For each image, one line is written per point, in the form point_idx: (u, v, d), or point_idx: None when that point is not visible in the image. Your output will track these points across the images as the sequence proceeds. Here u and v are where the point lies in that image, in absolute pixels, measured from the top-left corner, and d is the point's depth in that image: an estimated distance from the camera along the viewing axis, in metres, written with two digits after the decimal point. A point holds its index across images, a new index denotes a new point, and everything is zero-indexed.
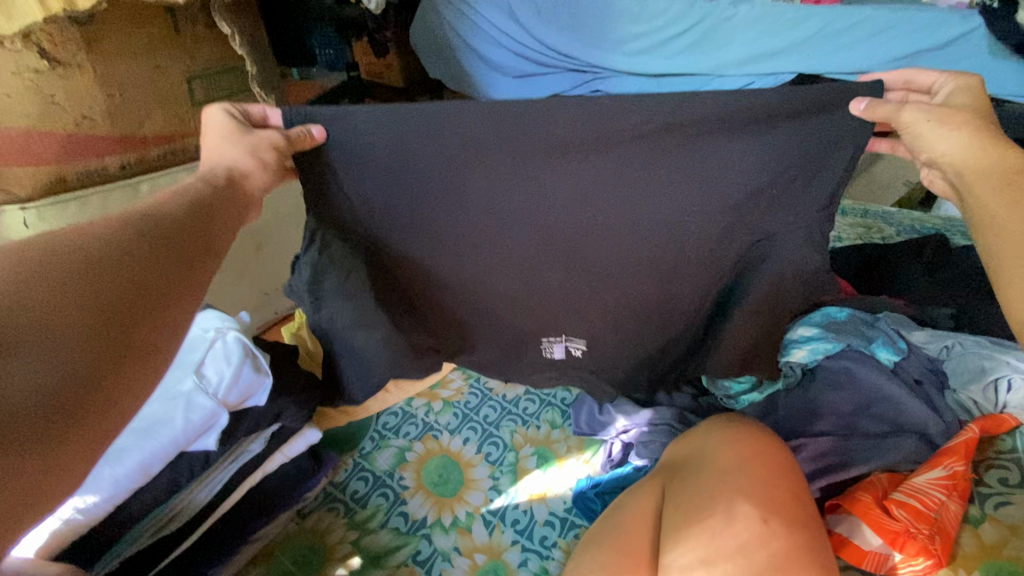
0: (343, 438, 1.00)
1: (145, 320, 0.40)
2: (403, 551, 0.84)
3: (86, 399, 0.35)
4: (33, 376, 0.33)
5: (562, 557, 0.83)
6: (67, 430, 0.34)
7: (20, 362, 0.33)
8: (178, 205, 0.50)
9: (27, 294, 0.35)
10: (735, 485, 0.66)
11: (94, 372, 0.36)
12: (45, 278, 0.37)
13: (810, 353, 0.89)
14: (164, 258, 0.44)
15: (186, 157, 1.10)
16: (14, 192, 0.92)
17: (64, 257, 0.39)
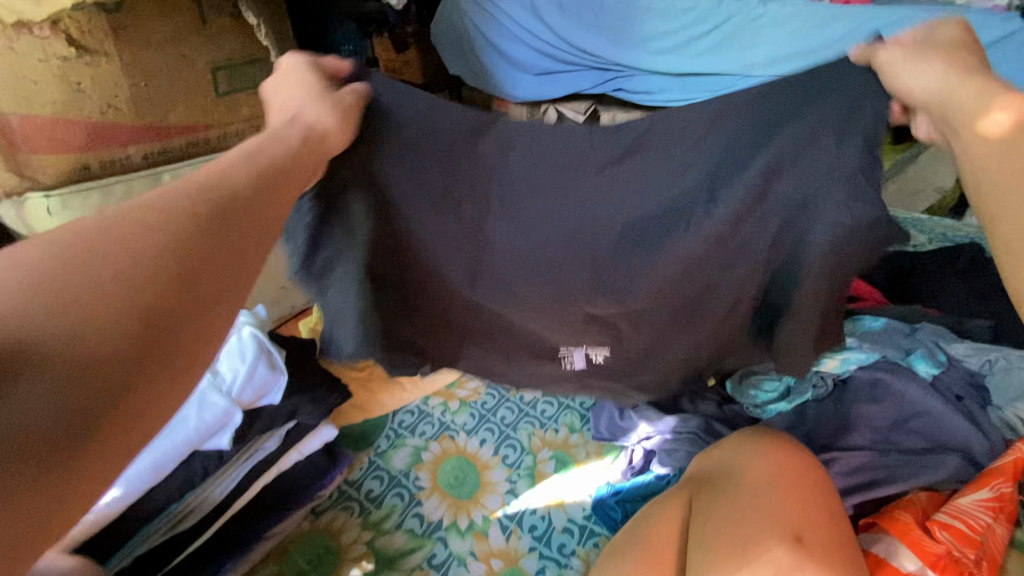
0: (358, 435, 0.99)
1: (183, 320, 0.29)
2: (418, 554, 0.83)
3: (94, 424, 0.25)
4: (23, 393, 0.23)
5: (581, 566, 0.82)
6: (65, 468, 0.23)
7: (9, 379, 0.23)
8: (243, 167, 0.39)
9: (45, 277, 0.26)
10: (767, 501, 0.63)
11: (106, 390, 0.25)
12: (72, 260, 0.27)
13: (843, 363, 0.86)
14: (225, 233, 0.33)
15: (209, 149, 1.09)
16: (38, 178, 0.92)
17: (101, 232, 0.29)
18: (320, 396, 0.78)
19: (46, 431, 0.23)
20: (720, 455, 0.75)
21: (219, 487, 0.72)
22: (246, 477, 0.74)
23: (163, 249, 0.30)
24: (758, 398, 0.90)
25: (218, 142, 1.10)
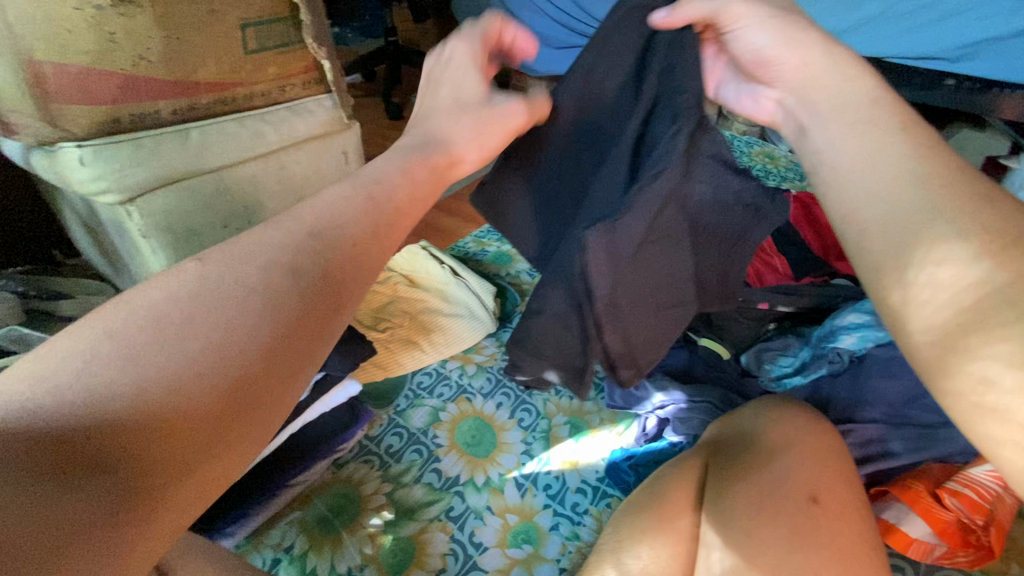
0: (378, 394, 1.01)
1: (256, 402, 0.40)
2: (435, 507, 0.85)
3: (147, 489, 0.35)
4: (121, 469, 0.34)
5: (594, 524, 0.83)
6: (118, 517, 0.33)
7: (107, 461, 0.33)
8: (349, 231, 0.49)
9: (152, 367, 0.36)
10: (783, 463, 0.65)
11: (178, 460, 0.36)
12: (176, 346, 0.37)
13: (859, 340, 0.87)
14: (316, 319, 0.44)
15: (234, 107, 1.11)
16: (70, 129, 0.93)
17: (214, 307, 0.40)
18: (348, 348, 0.80)
19: (96, 525, 0.32)
20: (736, 423, 0.76)
21: None
22: None
23: (209, 371, 0.38)
24: (774, 372, 0.97)
25: (245, 102, 1.12)
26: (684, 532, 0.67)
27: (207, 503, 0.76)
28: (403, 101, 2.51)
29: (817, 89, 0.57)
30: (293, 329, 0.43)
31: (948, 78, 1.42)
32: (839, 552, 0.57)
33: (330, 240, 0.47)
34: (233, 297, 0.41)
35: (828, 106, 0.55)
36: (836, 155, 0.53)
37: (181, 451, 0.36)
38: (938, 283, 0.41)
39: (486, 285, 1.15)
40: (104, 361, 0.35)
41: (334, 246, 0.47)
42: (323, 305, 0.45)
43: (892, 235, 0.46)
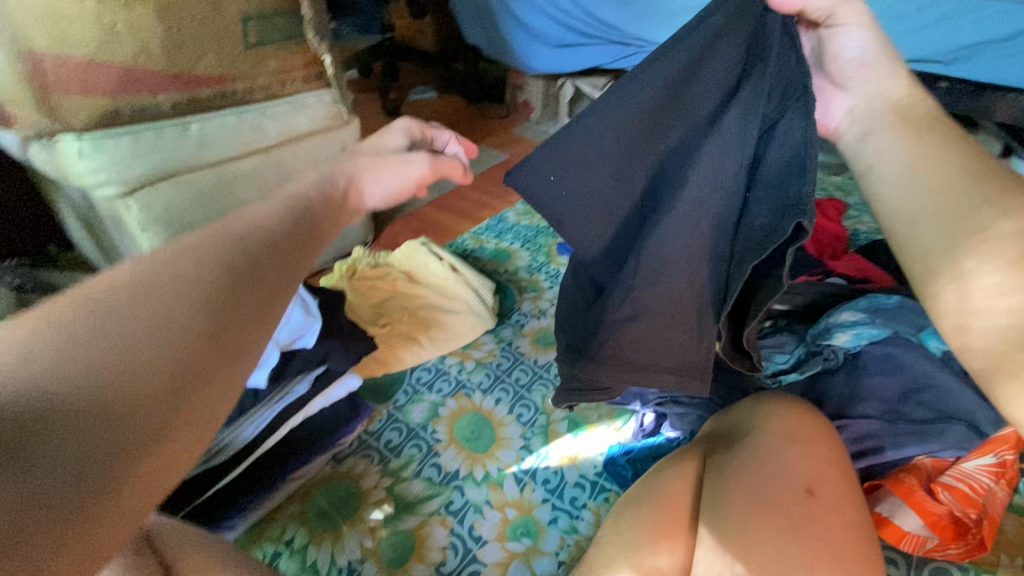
0: (378, 388, 1.01)
1: (199, 381, 0.42)
2: (434, 501, 0.85)
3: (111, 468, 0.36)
4: (67, 450, 0.34)
5: (592, 518, 0.84)
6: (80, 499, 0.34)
7: (55, 443, 0.34)
8: (278, 223, 0.55)
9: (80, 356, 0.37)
10: (781, 458, 0.66)
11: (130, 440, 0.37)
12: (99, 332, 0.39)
13: (855, 338, 0.87)
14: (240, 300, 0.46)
15: (236, 101, 1.11)
16: (69, 121, 0.92)
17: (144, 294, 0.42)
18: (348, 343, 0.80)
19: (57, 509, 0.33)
20: (732, 418, 0.78)
21: (250, 426, 0.76)
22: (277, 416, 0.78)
23: (153, 350, 0.40)
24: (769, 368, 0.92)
25: (245, 96, 1.12)
26: (682, 525, 0.68)
27: (207, 497, 0.76)
28: (400, 97, 2.52)
29: (889, 109, 0.62)
30: (235, 309, 0.46)
31: (941, 79, 1.45)
32: (836, 545, 0.58)
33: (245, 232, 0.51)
34: (164, 286, 0.43)
35: (895, 116, 0.61)
36: (889, 163, 0.58)
37: (134, 427, 0.37)
38: (982, 277, 0.47)
39: (486, 282, 1.16)
40: (29, 355, 0.36)
41: (245, 238, 0.50)
42: (256, 282, 0.49)
43: (941, 229, 0.51)
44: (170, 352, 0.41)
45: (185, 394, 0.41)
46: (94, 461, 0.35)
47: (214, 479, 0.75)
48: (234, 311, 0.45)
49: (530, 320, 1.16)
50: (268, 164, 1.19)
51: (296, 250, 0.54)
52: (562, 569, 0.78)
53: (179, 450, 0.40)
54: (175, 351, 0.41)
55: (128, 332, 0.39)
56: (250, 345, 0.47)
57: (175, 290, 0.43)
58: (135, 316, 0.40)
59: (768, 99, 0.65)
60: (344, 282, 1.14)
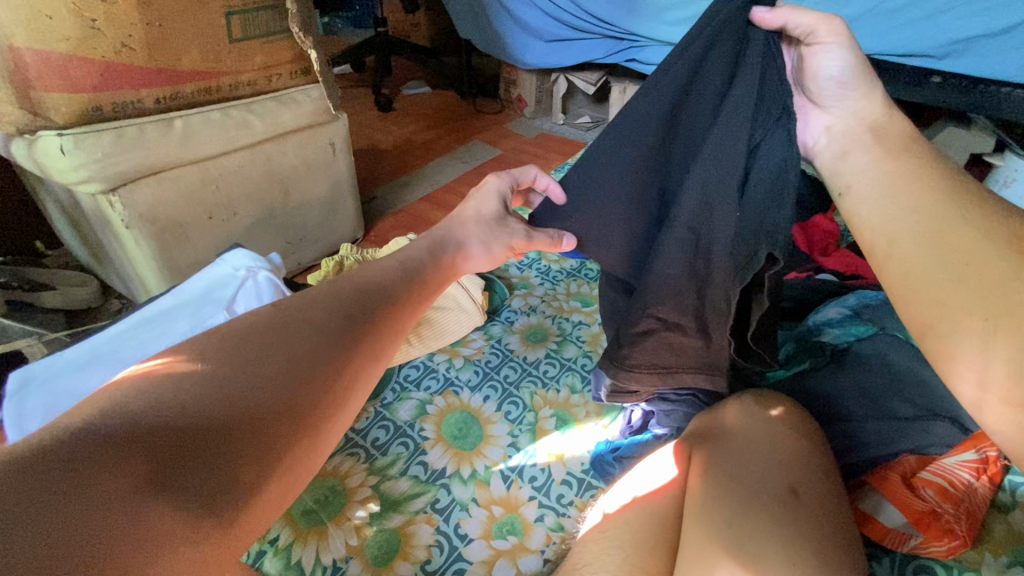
0: (366, 386, 1.01)
1: (320, 414, 0.54)
2: (421, 499, 0.85)
3: (250, 481, 0.46)
4: (224, 466, 0.45)
5: (578, 515, 0.84)
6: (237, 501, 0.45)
7: (215, 456, 0.45)
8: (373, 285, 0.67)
9: (231, 390, 0.49)
10: (765, 458, 0.66)
11: (262, 458, 0.48)
12: (237, 372, 0.50)
13: (842, 335, 0.90)
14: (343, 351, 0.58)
15: (221, 96, 1.10)
16: (50, 117, 0.91)
17: (270, 348, 0.54)
18: None
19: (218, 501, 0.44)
20: (718, 415, 0.77)
21: None
22: None
23: (276, 389, 0.51)
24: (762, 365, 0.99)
25: (230, 91, 1.11)
26: (665, 524, 0.68)
27: None
28: (393, 91, 2.51)
29: (867, 132, 0.61)
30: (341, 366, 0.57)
31: (934, 74, 1.43)
32: (819, 544, 0.58)
33: (366, 301, 0.64)
34: (297, 336, 0.56)
35: (870, 139, 0.60)
36: (868, 186, 0.56)
37: (268, 448, 0.49)
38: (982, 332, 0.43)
39: (476, 279, 1.11)
40: (187, 384, 0.47)
41: (366, 297, 0.65)
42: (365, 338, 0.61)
43: (929, 250, 0.48)
44: (284, 394, 0.52)
45: (292, 431, 0.51)
46: (224, 479, 0.45)
47: None
48: (343, 372, 0.57)
49: (519, 316, 1.16)
50: (255, 160, 1.18)
51: (390, 326, 0.65)
52: (547, 566, 0.78)
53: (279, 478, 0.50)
54: (294, 398, 0.52)
55: (262, 373, 0.52)
56: (347, 392, 0.58)
57: (304, 336, 0.56)
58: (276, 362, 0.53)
59: (748, 122, 0.64)
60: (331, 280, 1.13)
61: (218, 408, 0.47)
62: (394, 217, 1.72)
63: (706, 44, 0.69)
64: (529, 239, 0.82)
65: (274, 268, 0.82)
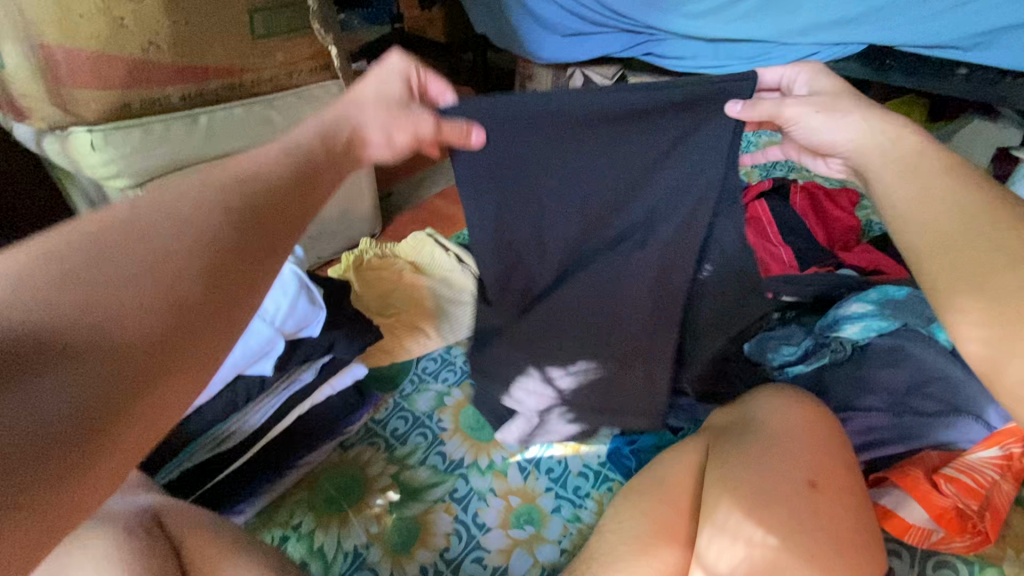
0: (385, 378, 1.02)
1: (210, 324, 0.40)
2: (439, 488, 0.86)
3: (114, 411, 0.35)
4: (62, 396, 0.33)
5: (595, 507, 0.84)
6: (89, 438, 0.33)
7: (47, 379, 0.33)
8: (279, 174, 0.52)
9: (71, 301, 0.35)
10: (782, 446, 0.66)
11: (130, 382, 0.35)
12: (95, 276, 0.37)
13: (863, 330, 0.87)
14: (243, 248, 0.44)
15: (245, 93, 1.12)
16: (81, 113, 0.94)
17: (149, 244, 0.40)
18: (354, 332, 0.79)
19: (62, 442, 0.32)
20: (736, 408, 0.77)
21: (256, 414, 0.76)
22: (283, 405, 0.79)
23: (154, 291, 0.38)
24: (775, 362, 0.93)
25: (252, 87, 1.12)
26: (681, 518, 0.69)
27: (213, 485, 0.76)
28: None
29: (889, 143, 0.60)
30: (251, 246, 0.45)
31: (961, 66, 1.32)
32: (838, 537, 0.58)
33: (242, 180, 0.49)
34: (174, 227, 0.42)
35: (894, 156, 0.60)
36: (912, 203, 0.56)
37: (135, 372, 0.36)
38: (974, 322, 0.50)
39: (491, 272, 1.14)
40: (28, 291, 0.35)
41: (247, 191, 0.48)
42: (264, 231, 0.47)
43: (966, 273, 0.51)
44: (180, 283, 0.39)
45: (197, 319, 0.40)
46: (107, 384, 0.35)
47: (225, 465, 0.75)
48: (259, 256, 0.45)
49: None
50: None
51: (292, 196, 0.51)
52: (564, 556, 0.79)
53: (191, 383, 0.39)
54: (194, 283, 0.40)
55: (129, 266, 0.39)
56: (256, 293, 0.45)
57: (202, 227, 0.43)
58: (157, 247, 0.40)
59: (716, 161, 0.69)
60: (350, 274, 1.15)
61: (71, 306, 0.35)
62: (411, 212, 1.74)
63: (674, 80, 0.66)
64: (437, 123, 0.66)
65: (297, 261, 0.83)
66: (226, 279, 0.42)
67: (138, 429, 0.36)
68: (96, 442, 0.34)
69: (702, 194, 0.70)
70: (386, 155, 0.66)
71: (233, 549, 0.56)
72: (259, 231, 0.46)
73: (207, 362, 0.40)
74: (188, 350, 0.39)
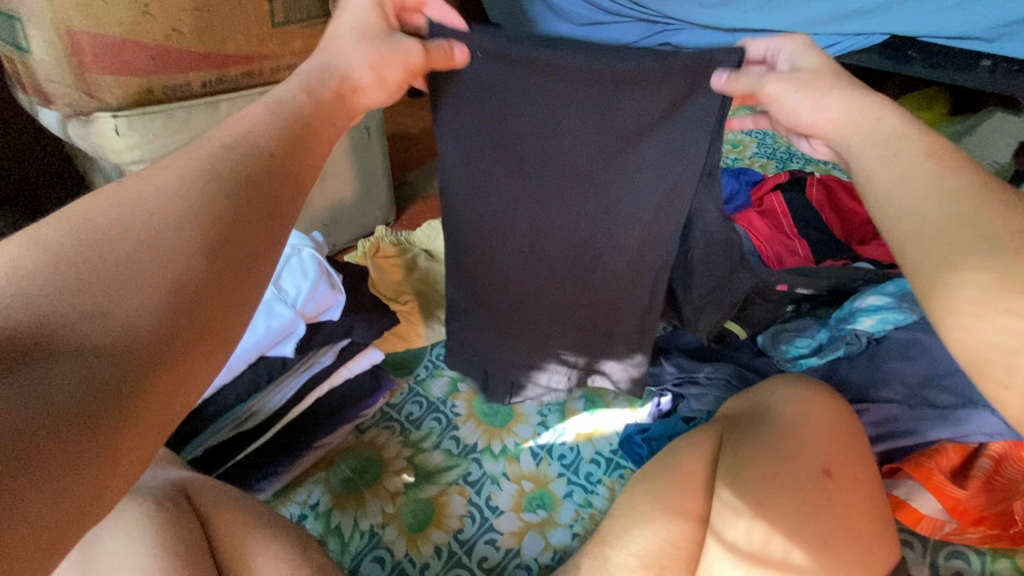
0: (400, 364, 1.03)
1: (227, 297, 0.36)
2: (453, 472, 0.88)
3: (129, 395, 0.30)
4: (68, 376, 0.29)
5: (606, 493, 0.85)
6: (102, 425, 0.29)
7: (51, 362, 0.29)
8: (272, 132, 0.47)
9: (71, 282, 0.31)
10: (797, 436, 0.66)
11: (143, 363, 0.31)
12: (97, 252, 0.33)
13: (879, 323, 0.90)
14: (247, 217, 0.40)
15: (264, 81, 1.12)
16: (105, 98, 0.96)
17: (151, 216, 0.36)
18: (373, 318, 0.80)
19: (76, 428, 0.28)
20: (750, 397, 0.78)
21: (277, 395, 0.78)
22: (303, 386, 0.80)
23: (163, 266, 0.34)
24: (790, 352, 1.00)
25: (271, 75, 1.12)
26: (695, 505, 0.69)
27: (234, 464, 0.78)
28: None
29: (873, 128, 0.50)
30: (250, 217, 0.40)
31: (984, 57, 1.24)
32: (850, 524, 0.59)
33: (226, 146, 0.43)
34: (173, 195, 0.38)
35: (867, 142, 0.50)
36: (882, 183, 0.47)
37: (147, 352, 0.31)
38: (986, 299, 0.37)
39: None
40: (16, 271, 0.31)
41: (237, 153, 0.43)
42: (265, 195, 0.42)
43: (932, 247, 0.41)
44: (173, 264, 0.35)
45: (198, 300, 0.35)
46: (115, 367, 0.30)
47: (245, 444, 0.77)
48: (260, 226, 0.41)
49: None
50: None
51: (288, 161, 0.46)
52: (576, 540, 0.80)
53: (198, 372, 0.34)
54: (186, 261, 0.35)
55: (133, 242, 0.34)
56: (270, 266, 0.41)
57: (206, 194, 0.39)
58: (141, 231, 0.35)
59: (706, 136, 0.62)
60: (366, 261, 1.16)
61: (50, 302, 0.30)
62: (425, 201, 1.75)
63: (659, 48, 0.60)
64: (425, 47, 0.61)
65: (316, 246, 0.83)
66: (228, 253, 0.38)
67: (142, 428, 0.31)
68: (94, 444, 0.28)
69: (678, 178, 0.65)
70: (380, 98, 0.61)
71: (258, 522, 0.58)
72: (252, 199, 0.41)
73: (211, 348, 0.35)
74: (190, 334, 0.34)
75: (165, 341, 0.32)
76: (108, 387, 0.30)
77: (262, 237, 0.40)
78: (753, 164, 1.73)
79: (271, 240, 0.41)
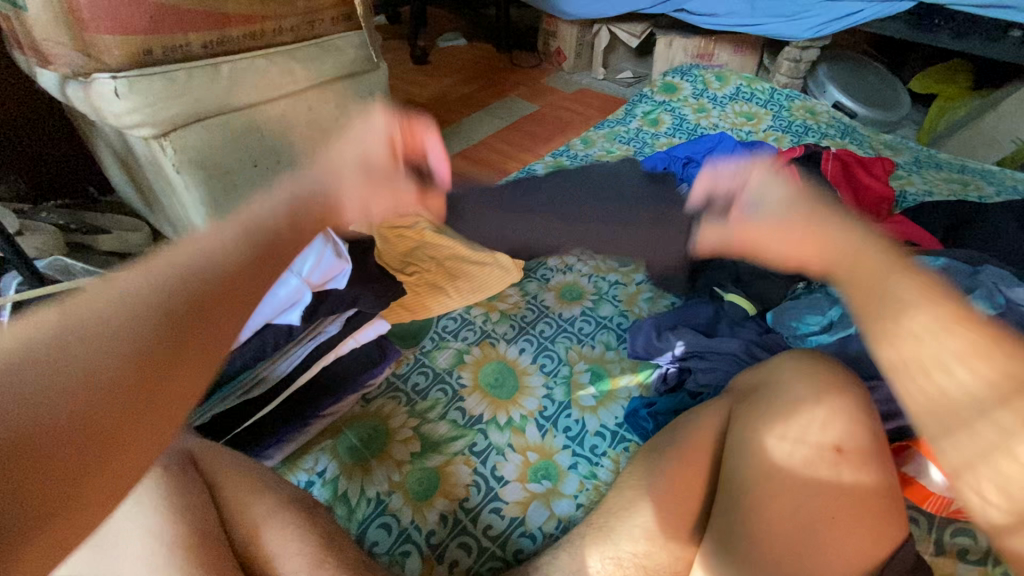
0: (406, 335, 1.03)
1: (185, 368, 0.42)
2: (459, 442, 0.88)
3: (87, 456, 0.36)
4: (48, 416, 0.34)
5: (611, 466, 0.86)
6: (65, 498, 0.35)
7: (45, 412, 0.34)
8: (239, 252, 0.50)
9: (63, 351, 0.37)
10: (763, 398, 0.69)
11: (105, 415, 0.37)
12: (82, 333, 0.38)
13: None
14: (206, 305, 0.45)
15: (264, 42, 1.11)
16: (104, 60, 0.93)
17: (124, 298, 0.41)
18: (378, 288, 0.79)
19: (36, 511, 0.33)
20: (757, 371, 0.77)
21: (285, 362, 0.79)
22: (308, 355, 0.80)
23: (131, 345, 0.39)
24: (799, 329, 0.99)
25: (274, 37, 1.13)
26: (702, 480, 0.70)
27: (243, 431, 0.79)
28: (429, 44, 2.48)
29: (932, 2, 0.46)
30: (211, 292, 0.46)
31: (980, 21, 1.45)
32: (858, 499, 0.59)
33: (193, 266, 0.46)
34: (144, 279, 0.43)
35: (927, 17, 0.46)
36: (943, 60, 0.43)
37: (108, 425, 0.37)
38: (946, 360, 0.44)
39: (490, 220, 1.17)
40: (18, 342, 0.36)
41: (189, 285, 0.45)
42: (221, 298, 0.46)
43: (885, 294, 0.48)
44: (132, 343, 0.40)
45: (164, 337, 0.41)
46: (82, 446, 0.36)
47: (252, 411, 0.77)
48: (221, 293, 0.46)
49: (554, 274, 1.16)
50: (297, 108, 1.21)
51: (260, 275, 0.51)
52: (580, 510, 0.81)
53: (179, 411, 0.41)
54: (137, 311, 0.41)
55: (119, 329, 0.40)
56: (228, 338, 0.46)
57: (176, 283, 0.44)
58: (113, 319, 0.40)
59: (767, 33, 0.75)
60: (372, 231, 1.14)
61: (39, 370, 0.35)
62: None
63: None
64: None
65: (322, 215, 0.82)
66: (202, 313, 0.44)
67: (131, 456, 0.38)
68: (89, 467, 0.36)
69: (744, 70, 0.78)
70: None
71: (265, 487, 0.58)
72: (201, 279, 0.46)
73: (191, 387, 0.42)
74: (162, 363, 0.41)
75: (149, 377, 0.40)
76: (103, 411, 0.37)
77: (215, 300, 0.46)
78: (767, 137, 1.69)
79: (227, 307, 0.46)
